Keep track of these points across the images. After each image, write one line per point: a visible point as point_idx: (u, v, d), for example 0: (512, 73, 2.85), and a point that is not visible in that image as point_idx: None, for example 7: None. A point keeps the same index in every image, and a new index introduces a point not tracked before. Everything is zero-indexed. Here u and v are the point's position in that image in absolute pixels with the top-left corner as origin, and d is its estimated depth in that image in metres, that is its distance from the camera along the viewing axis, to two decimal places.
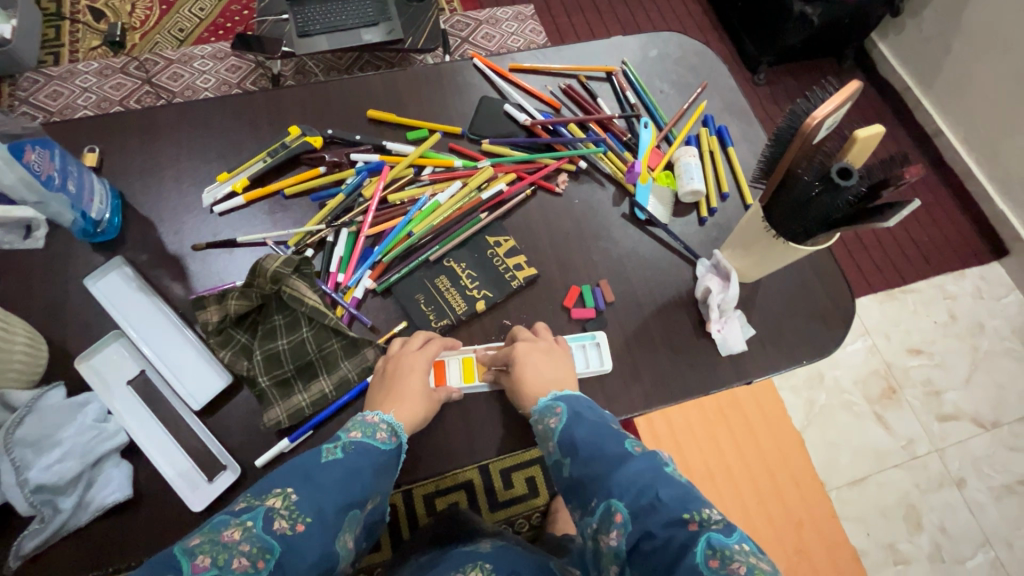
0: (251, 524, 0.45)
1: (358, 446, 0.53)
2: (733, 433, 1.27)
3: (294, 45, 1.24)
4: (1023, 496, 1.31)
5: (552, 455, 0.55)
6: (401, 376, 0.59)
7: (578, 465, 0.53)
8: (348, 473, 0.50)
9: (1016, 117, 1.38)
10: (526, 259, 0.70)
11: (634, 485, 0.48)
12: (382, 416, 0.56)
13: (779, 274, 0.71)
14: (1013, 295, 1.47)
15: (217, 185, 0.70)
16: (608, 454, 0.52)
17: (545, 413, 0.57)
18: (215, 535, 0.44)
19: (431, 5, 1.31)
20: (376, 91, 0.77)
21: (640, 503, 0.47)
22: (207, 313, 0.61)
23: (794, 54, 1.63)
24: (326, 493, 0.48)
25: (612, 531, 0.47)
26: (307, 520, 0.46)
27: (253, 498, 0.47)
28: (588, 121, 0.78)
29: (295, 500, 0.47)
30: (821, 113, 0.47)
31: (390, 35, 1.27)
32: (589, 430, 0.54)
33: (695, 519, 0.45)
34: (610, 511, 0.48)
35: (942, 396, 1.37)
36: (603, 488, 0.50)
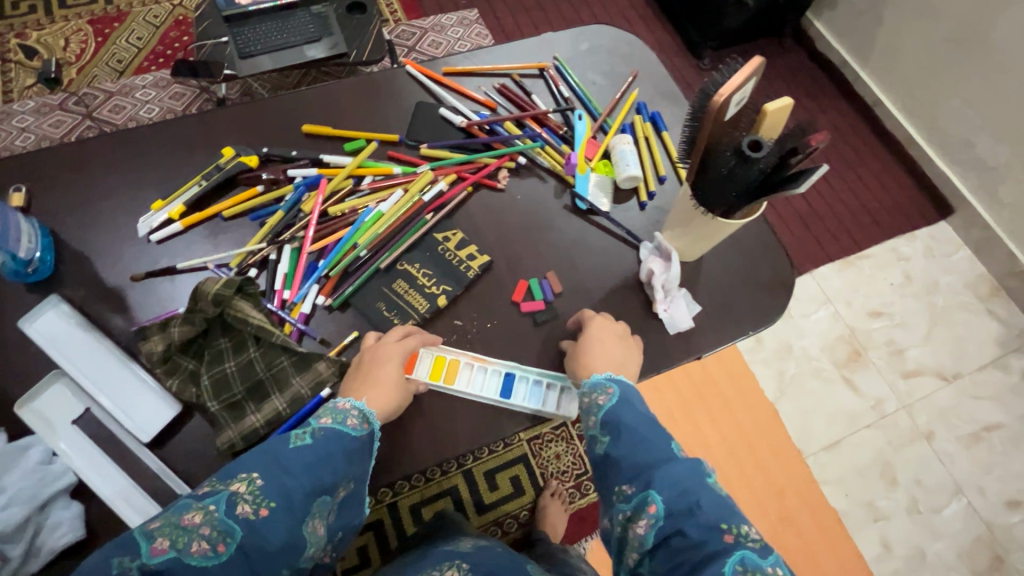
0: (213, 509, 0.48)
1: (329, 431, 0.54)
2: (710, 410, 1.32)
3: (236, 67, 1.22)
4: (989, 442, 1.36)
5: (591, 430, 0.57)
6: (376, 365, 0.59)
7: (618, 446, 0.54)
8: (315, 460, 0.52)
9: (948, 80, 1.44)
10: (478, 248, 0.71)
11: (676, 484, 0.50)
12: (353, 403, 0.56)
13: (721, 249, 0.73)
14: (962, 251, 1.52)
15: (152, 214, 0.69)
16: (654, 444, 0.54)
17: (595, 389, 0.58)
18: (176, 518, 0.47)
19: (374, 17, 1.28)
20: (312, 106, 0.77)
21: (680, 503, 0.49)
22: (151, 343, 0.60)
23: (735, 37, 1.67)
24: (290, 479, 0.50)
25: (642, 519, 0.50)
26: (270, 506, 0.49)
27: (219, 482, 0.50)
28: (524, 119, 0.79)
29: (259, 485, 0.49)
30: (727, 90, 0.49)
31: (333, 50, 1.26)
32: (637, 417, 0.56)
33: (731, 532, 0.47)
34: (645, 502, 0.50)
35: (905, 354, 1.42)
36: (643, 477, 0.51)
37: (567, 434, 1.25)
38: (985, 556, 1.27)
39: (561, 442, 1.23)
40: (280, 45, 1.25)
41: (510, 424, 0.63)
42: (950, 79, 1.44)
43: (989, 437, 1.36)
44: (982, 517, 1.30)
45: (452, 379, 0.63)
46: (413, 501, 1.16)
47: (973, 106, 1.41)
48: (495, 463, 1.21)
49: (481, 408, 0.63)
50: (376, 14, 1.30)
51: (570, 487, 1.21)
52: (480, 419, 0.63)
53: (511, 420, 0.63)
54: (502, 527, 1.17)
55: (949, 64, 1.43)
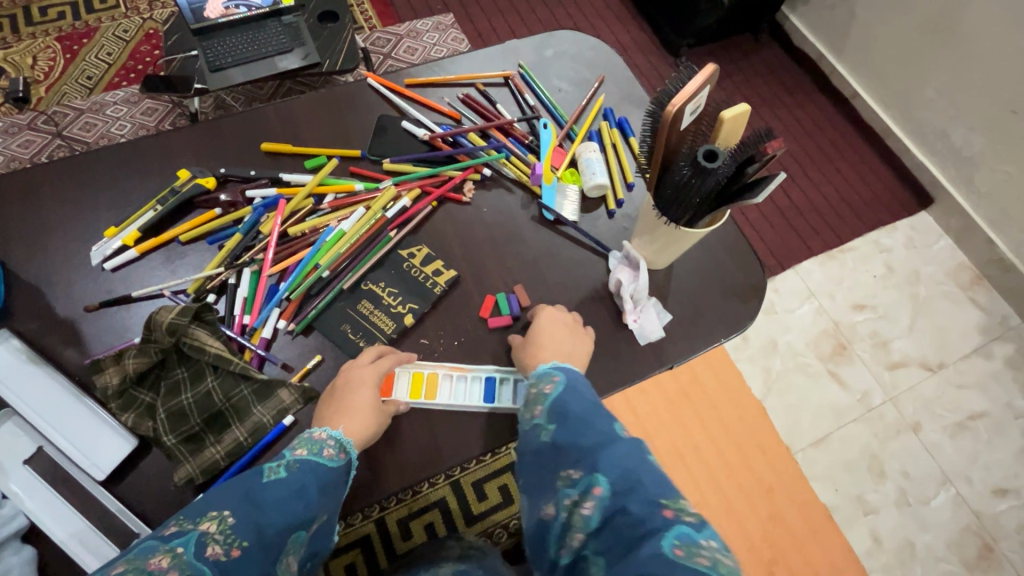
0: (181, 551, 0.44)
1: (304, 463, 0.52)
2: (698, 411, 1.29)
3: (207, 81, 1.19)
4: (975, 431, 1.36)
5: (538, 419, 0.55)
6: (350, 390, 0.58)
7: (564, 432, 0.53)
8: (290, 493, 0.49)
9: (921, 70, 1.45)
10: (444, 263, 0.69)
11: (620, 464, 0.49)
12: (329, 432, 0.55)
13: (690, 255, 0.72)
14: (943, 241, 1.53)
15: (106, 241, 0.67)
16: (599, 428, 0.53)
17: (542, 378, 0.58)
18: (141, 563, 0.42)
19: (346, 24, 1.25)
20: (271, 124, 0.76)
21: (624, 480, 0.48)
22: (106, 376, 0.58)
23: (711, 35, 1.67)
24: (265, 515, 0.47)
25: (587, 501, 0.48)
26: (243, 545, 0.45)
27: (186, 521, 0.46)
28: (488, 129, 0.78)
29: (231, 523, 0.46)
30: (678, 99, 0.49)
31: (306, 61, 1.21)
32: (582, 403, 0.55)
33: (671, 507, 0.46)
34: (591, 483, 0.48)
35: (889, 346, 1.42)
36: (590, 458, 0.50)
37: None
38: (975, 545, 1.27)
39: None
40: (249, 57, 1.19)
41: (479, 443, 0.62)
42: (923, 70, 1.44)
43: (975, 425, 1.36)
44: (971, 506, 1.30)
45: (434, 394, 0.62)
46: (401, 514, 1.14)
47: (947, 96, 1.42)
48: (482, 473, 1.19)
49: (449, 427, 0.62)
50: (348, 22, 1.26)
51: None
52: (448, 440, 0.61)
53: (479, 439, 0.62)
54: (492, 537, 1.16)
55: (922, 55, 1.43)
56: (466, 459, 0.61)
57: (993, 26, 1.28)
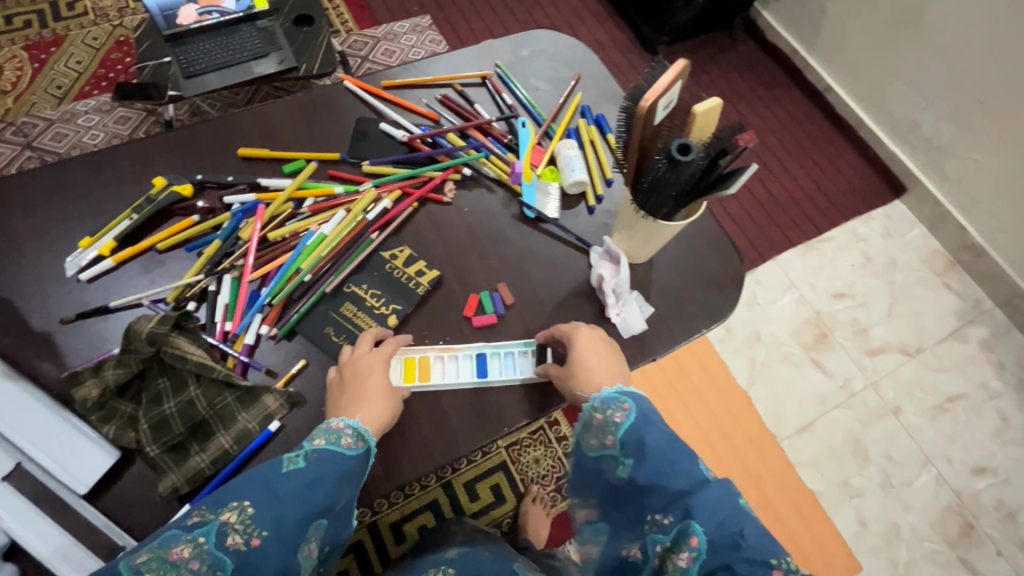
0: (202, 541, 0.45)
1: (323, 451, 0.52)
2: (685, 404, 1.31)
3: (181, 87, 1.17)
4: (953, 412, 1.39)
5: (610, 451, 0.54)
6: (360, 380, 0.59)
7: (645, 471, 0.51)
8: (308, 484, 0.50)
9: (890, 64, 1.48)
10: (426, 264, 0.69)
11: (715, 513, 0.47)
12: (346, 421, 0.55)
13: (670, 249, 0.73)
14: (917, 228, 1.56)
15: (81, 251, 0.66)
16: (681, 466, 0.51)
17: (610, 404, 0.56)
18: (163, 552, 0.43)
19: (322, 30, 1.23)
20: (248, 129, 0.75)
21: (722, 535, 0.46)
22: (85, 388, 0.57)
23: (687, 32, 1.69)
24: (283, 505, 0.48)
25: (683, 553, 0.46)
26: (263, 535, 0.46)
27: (207, 511, 0.46)
28: (467, 129, 0.78)
29: (251, 514, 0.46)
30: (650, 97, 0.50)
31: (282, 64, 1.20)
32: (660, 436, 0.53)
33: (780, 567, 0.44)
34: (685, 532, 0.47)
35: (869, 333, 1.45)
36: (679, 504, 0.48)
37: (545, 438, 1.23)
38: (956, 523, 1.30)
39: (539, 446, 1.22)
40: (225, 62, 1.18)
41: (467, 442, 0.62)
42: (893, 63, 1.48)
43: (953, 407, 1.39)
44: (951, 486, 1.33)
45: (428, 375, 0.63)
46: (393, 518, 1.14)
47: (915, 88, 1.45)
48: (473, 474, 1.18)
49: (437, 427, 0.62)
50: (323, 26, 1.25)
51: (551, 491, 1.19)
52: (436, 439, 0.61)
53: (468, 437, 0.62)
54: None
55: (891, 48, 1.46)
56: (455, 457, 0.61)
57: (958, 19, 1.31)
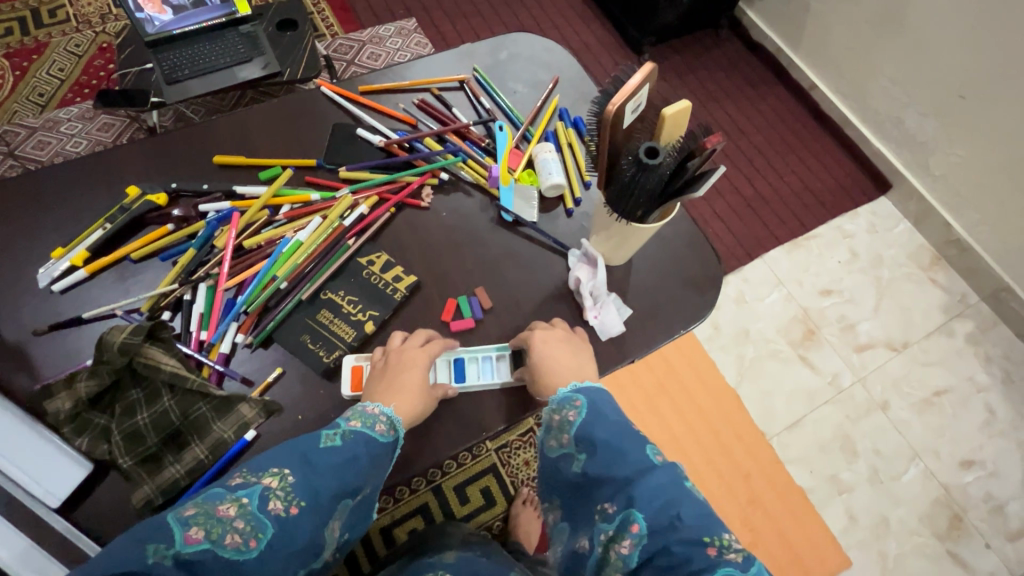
0: (246, 502, 0.47)
1: (359, 432, 0.54)
2: (673, 401, 1.33)
3: (163, 94, 1.15)
4: (941, 407, 1.39)
5: (567, 447, 0.55)
6: (401, 369, 0.60)
7: (598, 464, 0.52)
8: (345, 461, 0.52)
9: (873, 61, 1.49)
10: (404, 269, 0.69)
11: (657, 498, 0.48)
12: (382, 408, 0.56)
13: (647, 250, 0.73)
14: (902, 224, 1.57)
15: (53, 262, 0.65)
16: (632, 456, 0.52)
17: (563, 404, 0.57)
18: (210, 508, 0.46)
19: (306, 33, 1.23)
20: (224, 136, 0.75)
21: (661, 520, 0.48)
22: (57, 401, 0.57)
23: (672, 32, 1.70)
24: (321, 478, 0.50)
25: (625, 540, 0.48)
26: (301, 505, 0.48)
27: (251, 474, 0.49)
28: (444, 133, 0.78)
29: (291, 482, 0.49)
30: (616, 102, 0.51)
31: (267, 69, 1.19)
32: (611, 429, 0.54)
33: (714, 544, 0.47)
34: (626, 521, 0.48)
35: (856, 329, 1.45)
36: (624, 493, 0.50)
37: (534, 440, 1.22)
38: (944, 517, 1.30)
39: (529, 448, 1.22)
40: (212, 68, 1.16)
41: (445, 447, 0.62)
42: (876, 59, 1.48)
43: (940, 402, 1.40)
44: (940, 480, 1.33)
45: None
46: (384, 522, 1.13)
47: (898, 84, 1.46)
48: (463, 477, 1.18)
49: (415, 433, 0.61)
50: (308, 31, 1.24)
51: None
52: (414, 445, 0.61)
53: (446, 442, 0.62)
54: None
55: (874, 44, 1.47)
56: (434, 463, 0.61)
57: (939, 14, 1.32)
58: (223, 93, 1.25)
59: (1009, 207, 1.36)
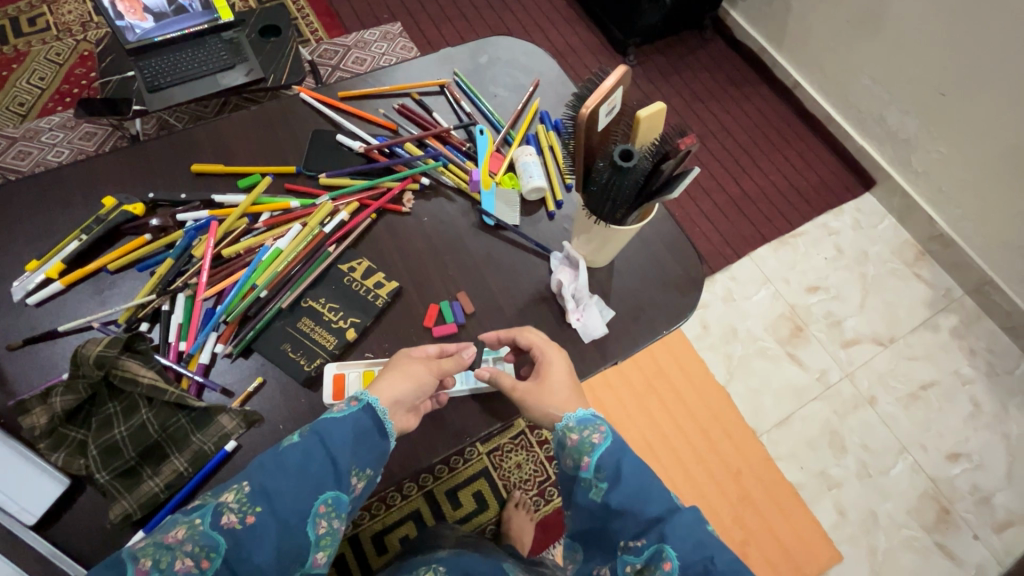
0: (198, 521, 0.47)
1: (316, 424, 0.53)
2: (662, 401, 1.33)
3: (145, 102, 1.14)
4: (927, 400, 1.41)
5: (585, 473, 0.54)
6: (396, 363, 0.59)
7: (624, 496, 0.52)
8: (304, 457, 0.51)
9: (854, 60, 1.51)
10: (385, 275, 0.69)
11: (690, 538, 0.49)
12: (360, 396, 0.55)
13: (628, 251, 0.73)
14: (886, 221, 1.59)
15: (28, 275, 0.65)
16: (657, 491, 0.53)
17: (586, 425, 0.56)
18: (159, 537, 0.46)
19: (290, 38, 1.22)
20: (202, 144, 0.74)
21: (695, 559, 0.48)
22: (33, 416, 0.56)
23: (656, 33, 1.71)
24: (275, 479, 0.49)
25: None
26: (257, 511, 0.47)
27: (206, 495, 0.49)
28: (425, 138, 0.77)
29: (247, 491, 0.48)
30: (589, 105, 0.52)
31: (250, 75, 1.17)
32: (637, 465, 0.54)
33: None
34: (659, 556, 0.49)
35: (843, 325, 1.46)
36: (655, 530, 0.50)
37: (526, 442, 1.22)
38: (933, 510, 1.31)
39: (521, 450, 1.21)
40: (192, 76, 1.15)
41: (428, 454, 0.61)
42: (857, 58, 1.50)
43: (927, 395, 1.41)
44: (928, 473, 1.34)
45: None
46: (375, 529, 1.11)
47: (879, 83, 1.48)
48: (456, 481, 1.17)
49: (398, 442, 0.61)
50: (291, 35, 1.23)
51: (533, 495, 1.19)
52: (396, 454, 0.61)
53: (429, 449, 0.61)
54: None
55: (854, 43, 1.49)
56: (417, 470, 0.61)
57: (917, 13, 1.33)
58: (206, 100, 1.24)
59: (989, 203, 1.38)
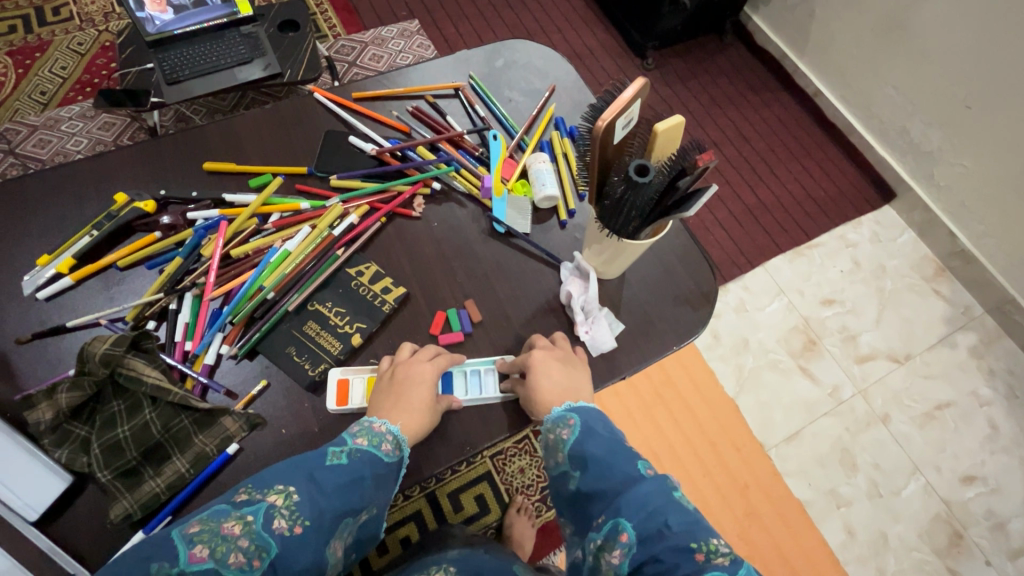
0: (251, 520, 0.46)
1: (364, 454, 0.53)
2: (670, 410, 1.31)
3: (164, 95, 1.13)
4: (942, 420, 1.37)
5: (562, 466, 0.55)
6: (409, 385, 0.59)
7: (591, 481, 0.52)
8: (349, 480, 0.51)
9: (879, 69, 1.47)
10: (393, 281, 0.68)
11: (645, 505, 0.47)
12: (389, 426, 0.56)
13: (640, 264, 0.72)
14: (907, 234, 1.55)
15: (39, 269, 0.65)
16: (621, 469, 0.52)
17: (557, 423, 0.57)
18: (215, 525, 0.45)
19: (308, 34, 1.21)
20: (214, 142, 0.74)
21: (648, 527, 0.46)
22: (39, 412, 0.56)
23: (676, 36, 1.68)
24: (326, 497, 0.49)
25: (615, 550, 0.46)
26: (305, 524, 0.47)
27: (256, 491, 0.48)
28: (437, 142, 0.77)
29: (296, 500, 0.48)
30: (606, 117, 0.51)
31: (267, 70, 1.17)
32: (601, 446, 0.54)
33: (702, 551, 0.44)
34: (615, 530, 0.47)
35: (858, 340, 1.43)
36: (613, 505, 0.49)
37: (530, 448, 1.22)
38: (945, 533, 1.28)
39: (524, 455, 1.21)
40: (209, 69, 1.15)
41: (429, 464, 0.60)
42: (881, 67, 1.47)
43: (942, 415, 1.38)
44: (940, 495, 1.31)
45: None
46: None
47: (904, 93, 1.44)
48: (458, 483, 1.17)
49: None
50: (309, 32, 1.23)
51: (536, 501, 1.18)
52: None
53: (430, 459, 0.60)
54: None
55: (878, 52, 1.45)
56: (417, 481, 0.60)
57: (945, 22, 1.29)
58: (222, 93, 1.23)
59: (1014, 220, 1.34)
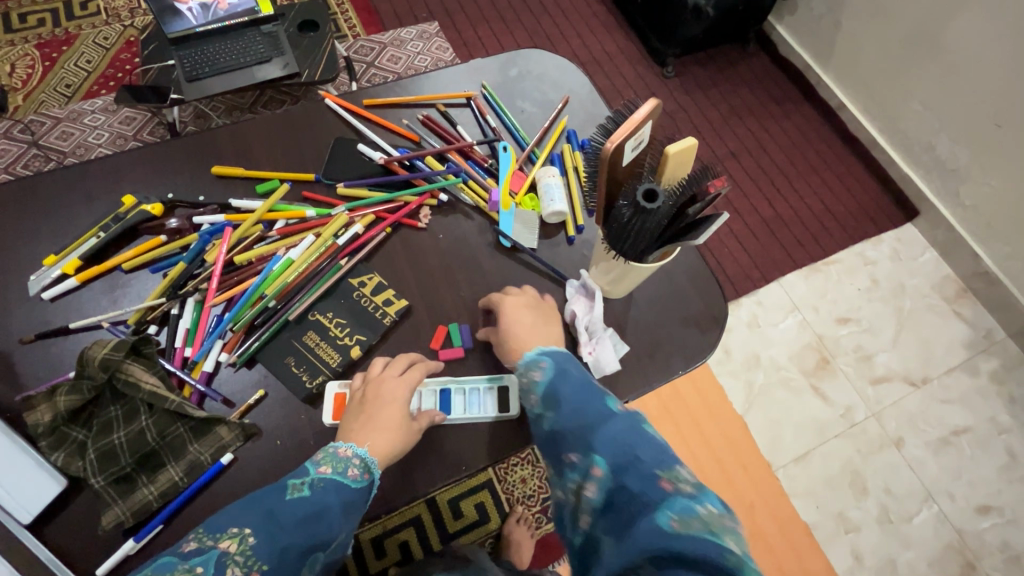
0: (201, 570, 0.45)
1: (328, 483, 0.52)
2: (679, 426, 1.24)
3: (183, 91, 1.14)
4: (959, 446, 1.33)
5: (532, 406, 0.55)
6: (378, 404, 0.57)
7: (567, 421, 0.52)
8: (310, 514, 0.49)
9: (905, 83, 1.43)
10: (395, 293, 0.67)
11: (615, 442, 0.48)
12: (355, 449, 0.54)
13: (649, 284, 0.70)
14: (929, 253, 1.51)
15: (45, 269, 0.65)
16: (593, 406, 0.52)
17: (531, 365, 0.57)
18: None
19: (327, 35, 1.21)
20: (224, 146, 0.74)
21: (621, 459, 0.47)
22: (37, 413, 0.56)
23: (697, 44, 1.65)
24: (285, 535, 0.48)
25: (589, 484, 0.47)
26: (262, 569, 0.46)
27: (206, 537, 0.47)
28: (446, 152, 0.76)
29: (250, 544, 0.46)
30: (614, 140, 0.50)
31: (286, 69, 1.17)
32: (572, 385, 0.55)
33: (669, 478, 0.45)
34: (590, 465, 0.48)
35: (873, 360, 1.40)
36: (585, 443, 0.49)
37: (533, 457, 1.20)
38: (957, 564, 1.24)
39: (526, 465, 1.19)
40: (228, 67, 1.15)
41: (424, 481, 0.59)
42: (908, 81, 1.42)
43: (959, 441, 1.33)
44: (954, 524, 1.27)
45: None
46: (377, 532, 1.07)
47: (931, 109, 1.40)
48: (459, 489, 1.15)
49: (395, 465, 0.59)
50: (329, 31, 1.22)
51: (536, 512, 1.16)
52: (392, 479, 0.59)
53: (425, 475, 0.60)
54: None
55: (906, 66, 1.41)
56: (411, 498, 0.59)
57: (977, 37, 1.25)
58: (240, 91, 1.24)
59: None
